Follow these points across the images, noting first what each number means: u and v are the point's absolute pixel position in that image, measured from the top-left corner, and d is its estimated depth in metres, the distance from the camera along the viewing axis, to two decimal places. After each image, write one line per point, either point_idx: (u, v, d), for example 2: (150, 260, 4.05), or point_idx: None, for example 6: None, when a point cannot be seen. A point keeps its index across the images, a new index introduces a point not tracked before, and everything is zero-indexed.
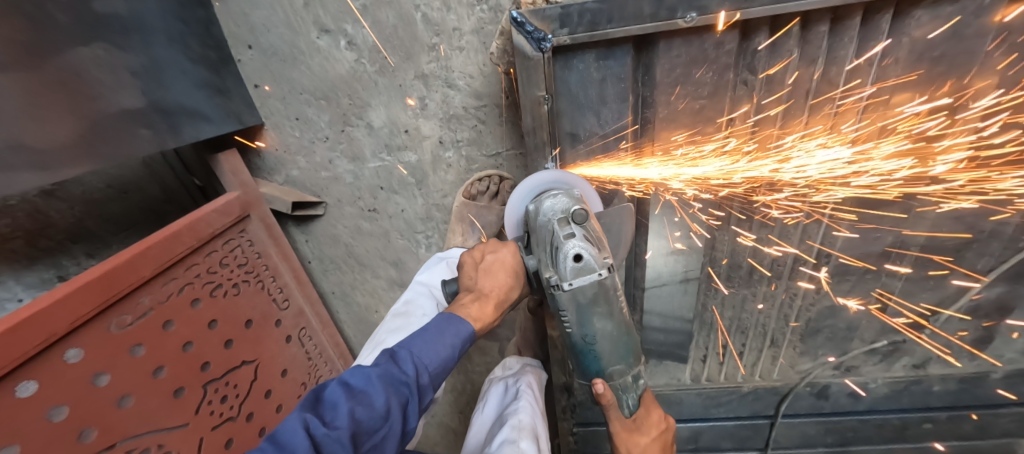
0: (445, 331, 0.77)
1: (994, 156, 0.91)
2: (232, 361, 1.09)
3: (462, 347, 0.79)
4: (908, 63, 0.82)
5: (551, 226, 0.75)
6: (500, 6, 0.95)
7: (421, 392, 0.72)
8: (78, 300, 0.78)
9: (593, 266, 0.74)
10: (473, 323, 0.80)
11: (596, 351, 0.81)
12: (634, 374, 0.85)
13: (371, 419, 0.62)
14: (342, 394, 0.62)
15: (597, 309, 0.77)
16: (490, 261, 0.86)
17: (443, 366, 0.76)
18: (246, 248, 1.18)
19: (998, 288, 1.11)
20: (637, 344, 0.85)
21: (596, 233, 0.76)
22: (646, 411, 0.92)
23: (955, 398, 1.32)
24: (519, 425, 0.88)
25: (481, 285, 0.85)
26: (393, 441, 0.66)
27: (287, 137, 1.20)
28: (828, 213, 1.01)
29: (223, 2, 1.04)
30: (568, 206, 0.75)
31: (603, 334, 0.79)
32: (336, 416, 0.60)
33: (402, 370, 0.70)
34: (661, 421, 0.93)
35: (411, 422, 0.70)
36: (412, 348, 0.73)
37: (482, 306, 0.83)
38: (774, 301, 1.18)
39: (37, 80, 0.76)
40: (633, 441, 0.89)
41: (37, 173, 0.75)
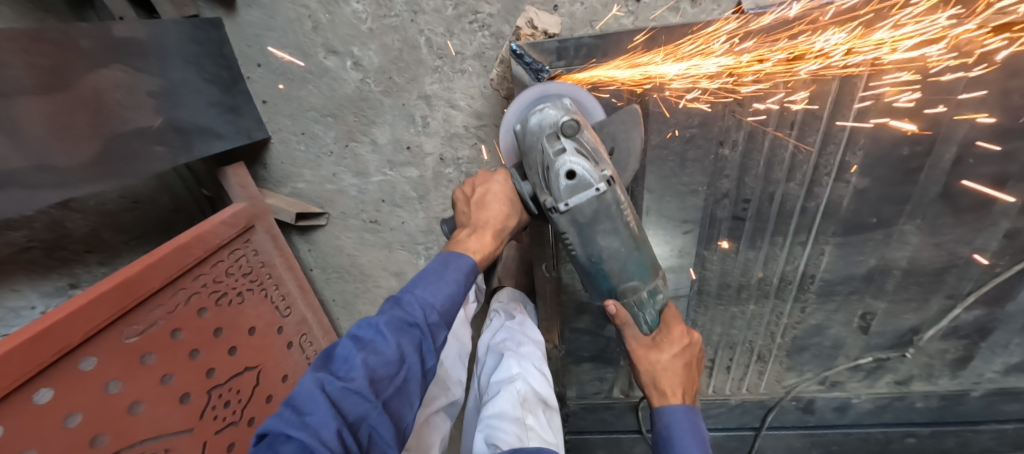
0: (445, 270, 0.82)
1: (972, 187, 0.95)
2: (236, 367, 1.12)
3: (467, 280, 0.84)
4: (889, 99, 0.85)
5: (541, 145, 0.75)
6: (502, 33, 1.00)
7: (433, 331, 0.78)
8: (91, 311, 0.81)
9: (589, 181, 0.74)
10: (472, 255, 0.86)
11: (604, 270, 0.84)
12: (649, 288, 0.87)
13: (385, 365, 0.68)
14: (353, 348, 0.68)
15: (599, 227, 0.78)
16: (481, 194, 0.88)
17: (450, 302, 0.81)
18: (252, 258, 1.21)
19: (977, 311, 1.15)
20: (649, 258, 0.86)
21: (591, 145, 0.75)
22: (667, 328, 0.93)
23: (936, 414, 1.36)
24: (521, 396, 0.86)
25: (475, 218, 0.87)
26: (414, 381, 0.73)
27: (293, 151, 1.24)
28: (813, 236, 1.05)
29: (235, 24, 1.08)
30: (557, 119, 0.74)
31: (609, 251, 0.81)
32: (350, 369, 0.66)
33: (409, 313, 0.76)
34: (685, 337, 0.92)
35: (429, 362, 0.77)
36: (416, 292, 0.78)
37: (480, 239, 0.87)
38: (762, 318, 1.22)
39: (59, 102, 0.80)
40: (651, 358, 0.91)
41: (58, 191, 0.80)
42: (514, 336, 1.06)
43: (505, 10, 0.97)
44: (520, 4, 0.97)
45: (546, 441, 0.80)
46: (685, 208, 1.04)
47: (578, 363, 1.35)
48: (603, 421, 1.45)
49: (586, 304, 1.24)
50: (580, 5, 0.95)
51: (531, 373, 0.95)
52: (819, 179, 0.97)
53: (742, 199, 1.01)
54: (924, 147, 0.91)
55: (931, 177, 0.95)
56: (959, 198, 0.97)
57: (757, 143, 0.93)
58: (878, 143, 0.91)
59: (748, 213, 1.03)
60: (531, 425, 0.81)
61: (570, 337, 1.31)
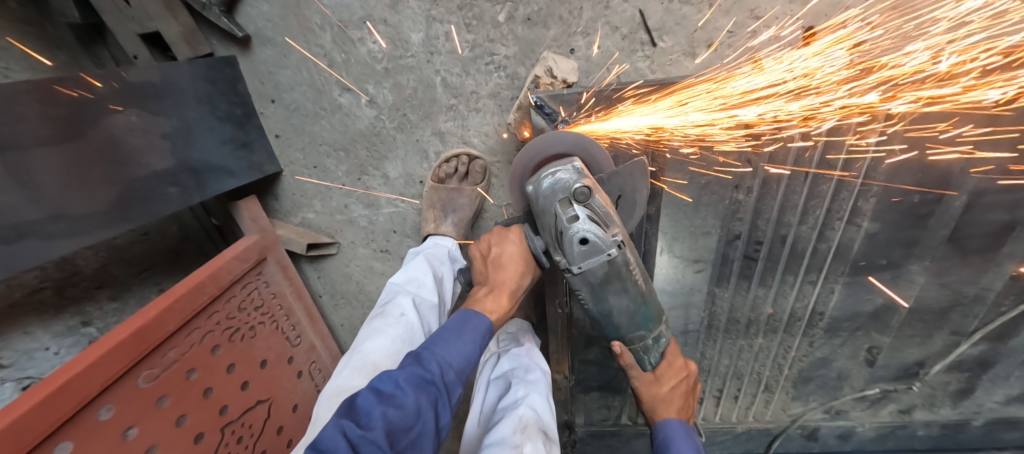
0: (465, 327, 0.82)
1: (980, 232, 0.96)
2: (248, 401, 1.11)
3: (484, 340, 0.84)
4: (902, 151, 0.87)
5: (553, 210, 0.73)
6: (517, 75, 1.00)
7: (448, 388, 0.77)
8: (108, 360, 0.81)
9: (602, 246, 0.73)
10: (489, 315, 0.85)
11: (614, 322, 0.83)
12: (654, 336, 0.88)
13: (403, 419, 0.66)
14: (374, 399, 0.66)
15: (610, 286, 0.78)
16: (497, 254, 0.87)
17: (466, 361, 0.81)
18: (263, 290, 1.22)
19: (980, 346, 1.17)
20: (657, 309, 0.86)
21: (604, 209, 0.73)
22: (668, 365, 0.93)
23: (937, 441, 1.39)
24: (523, 423, 0.86)
25: (491, 277, 0.88)
26: (428, 438, 0.71)
27: (304, 183, 1.23)
28: (822, 275, 1.07)
29: (249, 61, 1.08)
30: (570, 184, 0.72)
31: (619, 306, 0.81)
32: (370, 418, 0.64)
33: (426, 370, 0.75)
34: (682, 370, 0.95)
35: (443, 418, 0.75)
36: (435, 349, 0.78)
37: (497, 298, 0.87)
38: (770, 351, 1.24)
39: (74, 151, 0.78)
40: (653, 392, 0.92)
41: (73, 239, 0.79)
42: (522, 363, 1.05)
43: (521, 52, 0.98)
44: (536, 48, 0.97)
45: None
46: (698, 248, 1.05)
47: (586, 392, 1.36)
48: (610, 446, 1.46)
49: (595, 337, 1.22)
50: (596, 50, 0.96)
51: (535, 399, 0.94)
52: (830, 223, 0.98)
53: (754, 240, 1.02)
54: (934, 195, 0.92)
55: (941, 222, 0.96)
56: (967, 242, 0.98)
57: (770, 190, 0.94)
58: (890, 190, 0.92)
59: (760, 253, 1.04)
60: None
61: (579, 367, 1.29)
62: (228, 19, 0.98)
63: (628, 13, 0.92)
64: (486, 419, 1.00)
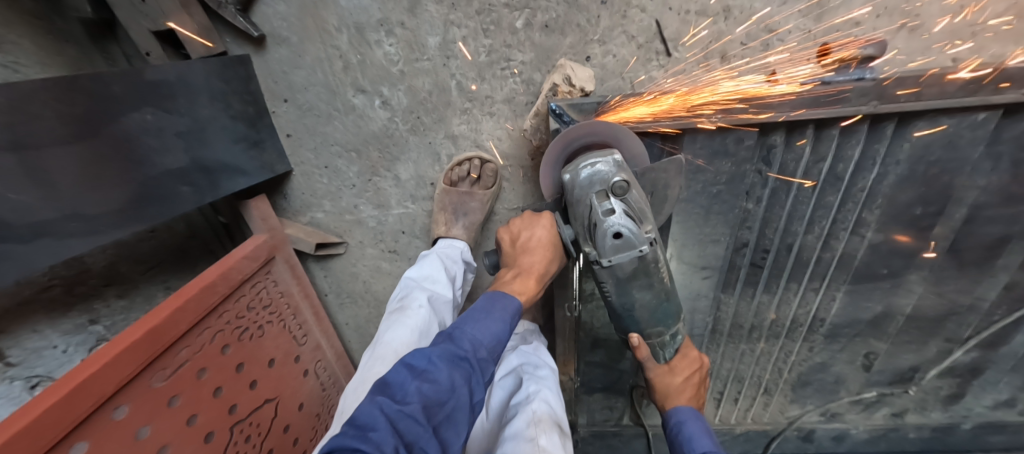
0: (494, 307, 0.83)
1: (976, 244, 1.00)
2: (257, 400, 1.11)
3: (512, 319, 0.84)
4: (908, 165, 0.89)
5: (589, 201, 0.73)
6: (533, 80, 1.01)
7: (480, 365, 0.76)
8: (123, 360, 0.81)
9: (634, 242, 0.74)
10: (519, 296, 0.85)
11: (635, 317, 0.85)
12: (672, 333, 0.90)
13: (438, 392, 0.67)
14: (407, 375, 0.67)
15: (637, 281, 0.79)
16: (527, 238, 0.87)
17: (497, 340, 0.81)
18: (271, 289, 1.21)
19: (972, 353, 1.21)
20: (677, 307, 0.88)
21: (639, 205, 0.73)
22: (681, 357, 0.95)
23: (927, 443, 1.44)
24: (537, 418, 0.88)
25: (520, 262, 0.88)
26: (464, 413, 0.70)
27: (315, 183, 1.23)
28: (825, 283, 1.09)
29: (263, 60, 1.07)
30: (609, 177, 0.71)
31: (642, 301, 0.82)
32: (405, 394, 0.65)
33: (458, 346, 0.75)
34: (694, 362, 0.97)
35: (477, 394, 0.74)
36: (465, 327, 0.78)
37: (525, 280, 0.87)
38: (771, 355, 1.26)
39: (92, 149, 0.78)
40: (666, 381, 0.95)
41: (88, 239, 0.79)
42: (532, 361, 1.06)
43: (538, 59, 0.99)
44: (553, 54, 0.98)
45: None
46: (707, 256, 1.08)
47: (590, 393, 1.38)
48: (611, 446, 1.48)
49: (602, 338, 1.22)
50: (611, 58, 0.97)
51: (548, 393, 0.96)
52: (835, 233, 1.01)
53: (761, 248, 1.05)
54: (936, 208, 0.95)
55: (940, 235, 0.99)
56: (964, 254, 1.02)
57: (779, 200, 0.96)
58: (894, 203, 0.95)
59: (766, 261, 1.07)
60: (545, 447, 0.81)
61: (584, 369, 1.31)
62: (244, 18, 0.98)
63: (646, 22, 0.93)
64: (499, 418, 1.00)
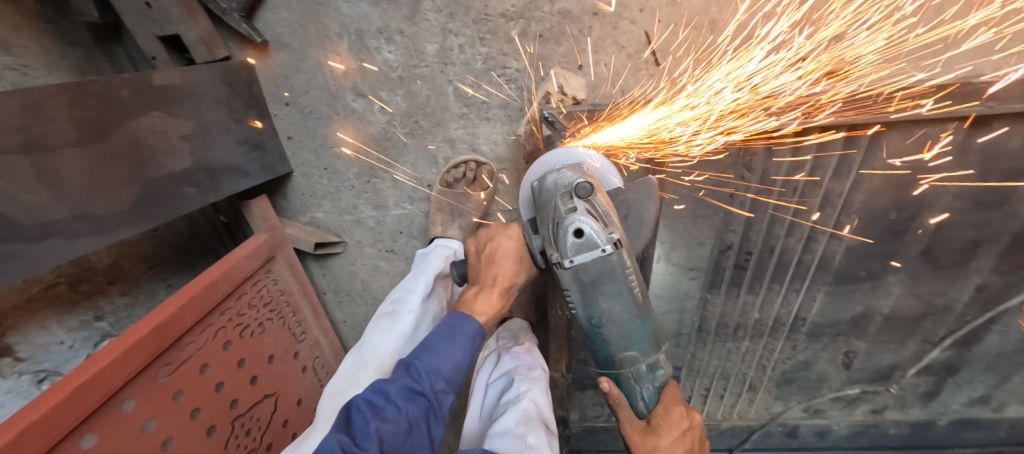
0: (456, 332, 0.84)
1: (949, 248, 1.05)
2: (257, 395, 1.14)
3: (473, 342, 0.85)
4: (884, 172, 0.94)
5: (553, 202, 0.73)
6: (527, 87, 1.05)
7: (440, 398, 0.78)
8: (131, 355, 0.84)
9: (596, 241, 0.72)
10: (478, 317, 0.87)
11: (604, 336, 0.80)
12: (649, 363, 0.84)
13: (397, 434, 0.68)
14: (368, 414, 0.68)
15: (602, 288, 0.75)
16: (491, 250, 0.90)
17: (457, 369, 0.82)
18: (271, 287, 1.25)
19: (948, 352, 1.26)
20: (655, 332, 0.83)
21: (602, 206, 0.72)
22: (664, 410, 0.86)
23: (906, 439, 1.49)
24: (526, 416, 0.92)
25: (483, 275, 0.90)
26: (421, 451, 0.72)
27: (315, 183, 1.26)
28: (807, 284, 1.14)
29: (265, 65, 1.10)
30: (573, 180, 0.72)
31: (611, 316, 0.77)
32: (366, 435, 0.65)
33: (417, 382, 0.76)
34: (683, 419, 0.85)
35: (436, 428, 0.76)
36: (424, 359, 0.79)
37: (487, 297, 0.88)
38: (756, 353, 1.31)
39: (100, 151, 0.81)
40: (651, 445, 0.82)
41: (97, 237, 0.81)
42: (525, 361, 1.10)
43: (532, 66, 1.02)
44: (546, 63, 1.02)
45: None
46: (694, 257, 1.12)
47: (582, 390, 1.42)
48: (602, 441, 1.53)
49: None
50: (603, 67, 1.01)
51: (538, 393, 1.00)
52: (815, 236, 1.05)
53: (745, 251, 1.09)
54: (911, 213, 1.00)
55: (915, 239, 1.04)
56: (937, 257, 1.07)
57: (761, 204, 1.00)
58: (871, 208, 0.99)
59: (750, 263, 1.11)
60: (533, 444, 0.87)
61: (577, 366, 1.35)
62: (248, 25, 1.01)
63: (635, 34, 0.98)
64: (490, 415, 1.04)
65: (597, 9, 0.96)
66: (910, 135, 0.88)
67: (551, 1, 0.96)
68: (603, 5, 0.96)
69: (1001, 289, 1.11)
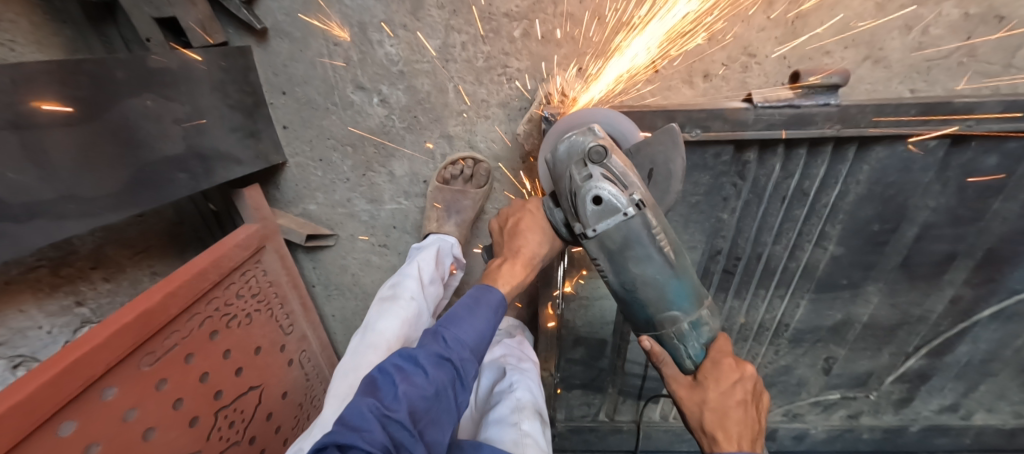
0: (478, 305, 0.81)
1: (924, 261, 1.09)
2: (241, 387, 1.13)
3: (497, 315, 0.83)
4: (867, 185, 0.97)
5: (568, 171, 0.74)
6: (528, 87, 1.06)
7: (466, 367, 0.78)
8: (114, 342, 0.82)
9: (617, 205, 0.71)
10: (501, 287, 0.83)
11: (639, 299, 0.78)
12: (691, 320, 0.80)
13: (423, 398, 0.69)
14: (395, 378, 0.69)
15: (630, 254, 0.74)
16: (516, 223, 0.86)
17: (480, 339, 0.81)
18: (260, 278, 1.23)
19: (922, 361, 1.31)
20: (692, 285, 0.79)
21: (619, 167, 0.72)
22: (713, 364, 0.80)
23: (878, 444, 1.54)
24: (520, 405, 0.92)
25: (507, 247, 0.86)
26: (445, 414, 0.73)
27: (308, 175, 1.25)
28: (791, 290, 1.17)
29: (263, 52, 1.09)
30: (585, 144, 0.72)
31: (643, 279, 0.76)
32: (394, 399, 0.67)
33: (443, 348, 0.76)
34: (734, 372, 0.79)
35: (461, 395, 0.77)
36: (449, 328, 0.78)
37: (511, 268, 0.84)
38: (740, 357, 1.34)
39: (92, 132, 0.79)
40: (697, 400, 0.80)
41: (83, 221, 0.79)
42: (515, 351, 1.10)
43: (533, 67, 1.04)
44: (547, 64, 1.03)
45: (542, 448, 0.86)
46: None
47: (569, 389, 1.43)
48: (586, 441, 1.54)
49: (583, 337, 1.29)
50: (603, 71, 1.03)
51: (531, 383, 1.00)
52: (801, 245, 1.08)
53: (733, 256, 1.11)
54: (891, 225, 1.04)
55: (895, 250, 1.08)
56: (914, 269, 1.11)
57: (751, 212, 1.03)
58: (855, 218, 1.03)
59: (738, 268, 1.14)
60: (528, 432, 0.87)
61: (565, 366, 1.37)
62: (248, 11, 0.99)
63: (634, 39, 1.00)
64: (483, 406, 1.04)
65: (599, 14, 0.98)
66: (894, 149, 0.92)
67: (555, 3, 0.97)
68: (605, 10, 0.97)
69: (973, 301, 1.16)
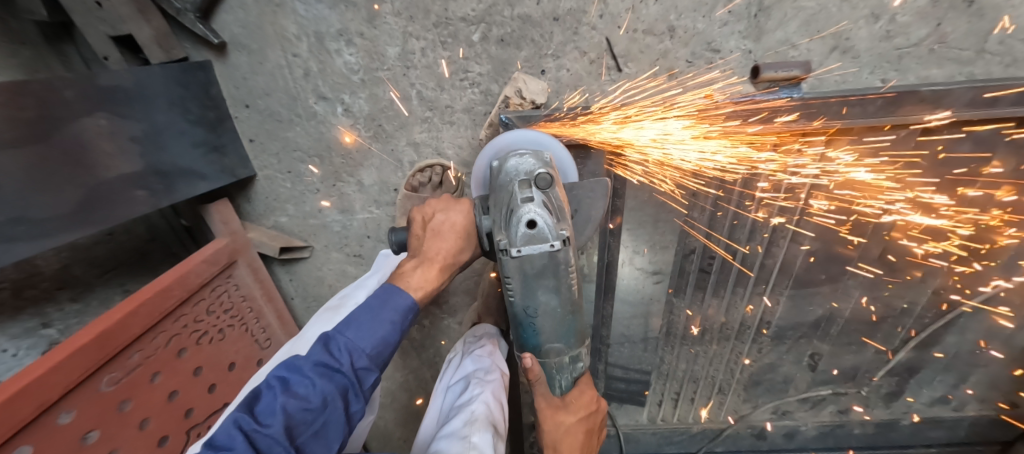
0: (382, 305, 0.75)
1: (902, 252, 1.07)
2: (214, 404, 1.12)
3: (403, 318, 0.77)
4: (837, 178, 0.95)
5: (511, 187, 0.69)
6: (490, 91, 1.05)
7: (361, 376, 0.72)
8: (70, 365, 0.80)
9: (546, 235, 0.68)
10: (414, 293, 0.77)
11: (535, 326, 0.76)
12: (571, 354, 0.81)
13: (304, 412, 0.65)
14: (276, 390, 0.65)
15: (543, 282, 0.71)
16: (440, 222, 0.77)
17: (382, 343, 0.75)
18: (232, 293, 1.22)
19: (909, 355, 1.29)
20: (582, 326, 0.81)
21: (558, 202, 0.69)
22: (578, 392, 0.88)
23: (872, 439, 1.51)
24: (473, 418, 0.89)
25: (425, 248, 0.77)
26: (335, 427, 0.68)
27: (278, 187, 1.24)
28: (770, 287, 1.15)
29: (223, 67, 1.09)
30: (533, 168, 0.69)
31: (546, 309, 0.74)
32: (269, 413, 0.63)
33: (335, 357, 0.70)
34: (591, 404, 0.89)
35: (355, 405, 0.71)
36: (345, 332, 0.72)
37: (425, 272, 0.77)
38: (723, 356, 1.32)
39: (41, 152, 0.78)
40: (556, 421, 0.84)
41: (36, 242, 0.78)
42: (484, 364, 1.08)
43: (494, 70, 1.03)
44: (508, 67, 1.02)
45: None
46: (658, 261, 1.12)
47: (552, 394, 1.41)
48: None
49: None
50: (564, 72, 1.01)
51: (491, 398, 0.97)
52: (776, 241, 1.07)
53: (708, 255, 1.09)
54: (866, 218, 1.01)
55: (872, 243, 1.06)
56: (892, 260, 1.09)
57: (721, 209, 1.01)
58: (829, 212, 1.01)
59: (713, 267, 1.12)
60: (475, 444, 0.83)
61: None
62: (204, 26, 1.00)
63: (597, 39, 0.98)
64: (443, 419, 1.02)
65: (557, 14, 0.97)
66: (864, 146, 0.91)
67: (511, 6, 0.96)
68: (562, 10, 0.96)
69: (956, 292, 1.14)
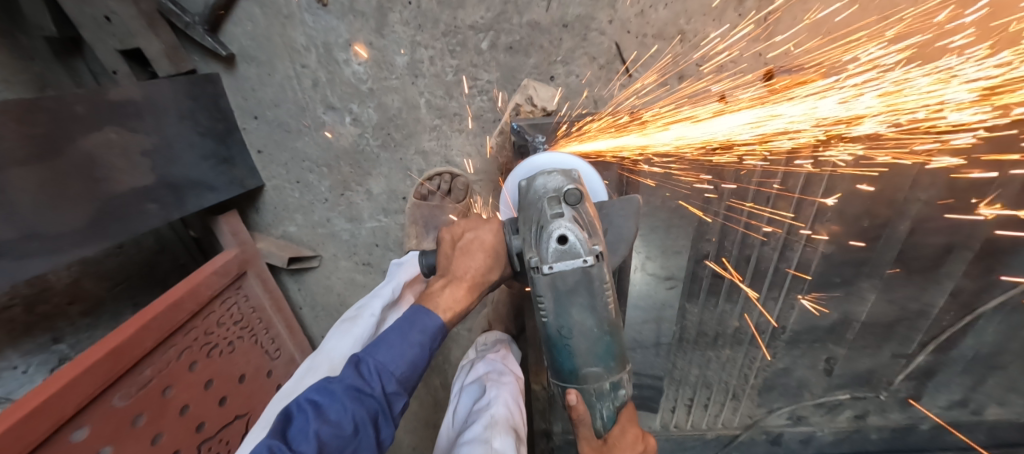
0: (412, 328, 0.73)
1: (920, 254, 1.05)
2: (225, 417, 1.11)
3: (433, 341, 0.75)
4: (851, 180, 0.94)
5: (541, 205, 0.69)
6: (499, 98, 1.05)
7: (390, 401, 0.71)
8: (84, 381, 0.80)
9: (578, 251, 0.67)
10: (443, 314, 0.75)
11: (571, 348, 0.71)
12: (613, 381, 0.73)
13: (337, 438, 0.64)
14: (310, 415, 0.65)
15: (576, 298, 0.68)
16: (468, 240, 0.76)
17: (412, 367, 0.73)
18: (243, 305, 1.22)
19: (926, 358, 1.26)
20: (622, 348, 0.74)
21: (588, 217, 0.69)
22: (621, 432, 0.77)
23: (890, 444, 1.47)
24: (494, 422, 0.89)
25: (454, 267, 0.77)
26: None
27: (287, 197, 1.24)
28: (784, 290, 1.13)
29: (232, 79, 1.09)
30: (562, 185, 0.69)
31: (581, 328, 0.69)
32: (302, 439, 0.62)
33: (367, 382, 0.69)
34: (637, 443, 0.78)
35: (385, 431, 0.70)
36: (374, 355, 0.71)
37: (454, 292, 0.76)
38: (736, 361, 1.30)
39: (52, 169, 0.78)
40: None
41: (49, 258, 0.78)
42: (497, 367, 1.08)
43: (503, 77, 1.03)
44: (516, 74, 1.03)
45: None
46: (670, 266, 1.10)
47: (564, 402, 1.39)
48: None
49: None
50: (574, 77, 1.02)
51: (508, 401, 0.96)
52: (791, 244, 1.05)
53: (721, 259, 1.08)
54: (882, 219, 1.00)
55: (889, 245, 1.04)
56: (910, 262, 1.07)
57: (735, 214, 1.00)
58: (843, 215, 1.00)
59: (727, 271, 1.10)
60: (498, 449, 0.82)
61: None
62: (212, 38, 1.01)
63: (605, 44, 0.99)
64: (459, 425, 1.00)
65: (565, 21, 0.97)
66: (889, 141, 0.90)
67: (520, 14, 0.97)
68: (570, 17, 0.97)
69: (975, 293, 1.12)
